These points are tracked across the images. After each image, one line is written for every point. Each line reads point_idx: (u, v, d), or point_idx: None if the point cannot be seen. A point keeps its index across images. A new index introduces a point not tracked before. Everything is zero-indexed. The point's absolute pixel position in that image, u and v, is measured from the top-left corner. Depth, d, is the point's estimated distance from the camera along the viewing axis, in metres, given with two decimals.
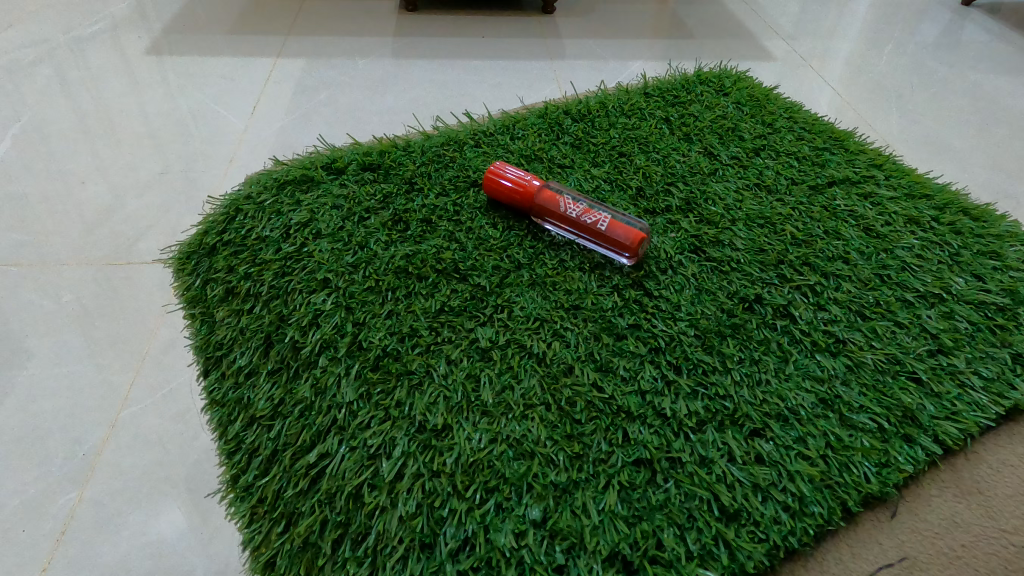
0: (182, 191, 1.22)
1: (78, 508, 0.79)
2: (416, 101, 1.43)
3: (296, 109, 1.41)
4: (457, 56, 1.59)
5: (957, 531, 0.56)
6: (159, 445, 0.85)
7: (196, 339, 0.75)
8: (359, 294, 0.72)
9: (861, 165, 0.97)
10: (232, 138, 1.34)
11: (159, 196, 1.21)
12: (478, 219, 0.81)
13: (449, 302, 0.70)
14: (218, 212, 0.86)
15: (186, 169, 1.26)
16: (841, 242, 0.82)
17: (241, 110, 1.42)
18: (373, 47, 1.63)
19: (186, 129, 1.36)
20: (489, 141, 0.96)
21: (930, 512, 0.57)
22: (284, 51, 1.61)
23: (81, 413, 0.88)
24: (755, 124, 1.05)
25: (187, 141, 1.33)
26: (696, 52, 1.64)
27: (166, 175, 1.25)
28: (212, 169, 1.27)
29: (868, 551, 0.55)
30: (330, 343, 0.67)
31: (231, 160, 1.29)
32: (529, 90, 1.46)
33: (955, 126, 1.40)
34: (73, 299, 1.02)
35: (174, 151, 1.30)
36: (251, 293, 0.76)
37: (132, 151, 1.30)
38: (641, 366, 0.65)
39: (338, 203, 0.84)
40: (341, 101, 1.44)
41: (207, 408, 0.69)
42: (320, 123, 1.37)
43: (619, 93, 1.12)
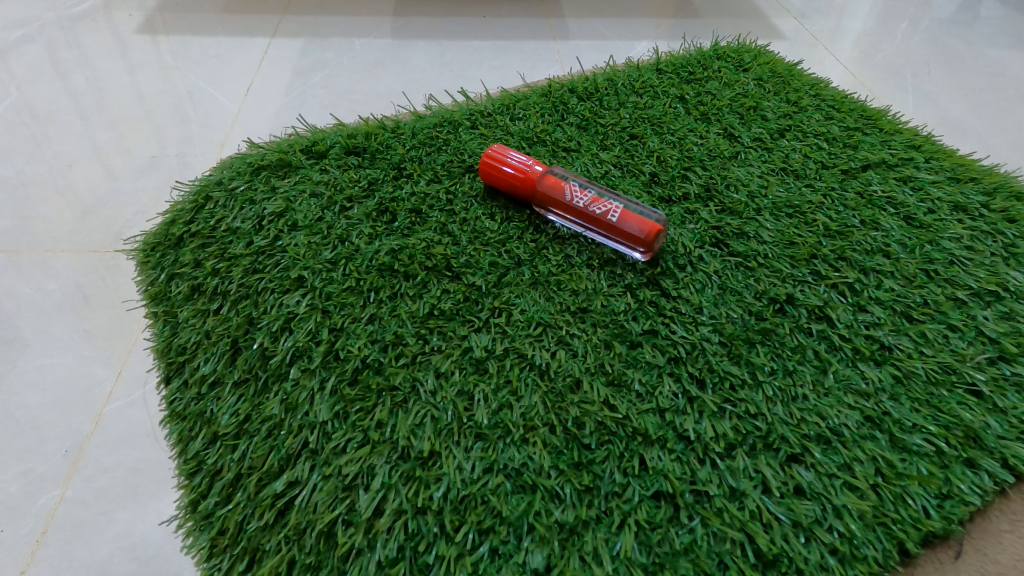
0: (173, 173, 1.13)
1: (60, 507, 0.69)
2: (414, 83, 1.34)
3: (293, 91, 1.32)
4: (456, 34, 1.49)
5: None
6: (145, 441, 0.74)
7: (160, 344, 0.67)
8: (337, 295, 0.63)
9: (897, 147, 0.87)
10: (226, 121, 1.25)
11: (151, 180, 1.11)
12: (474, 209, 0.72)
13: (439, 305, 0.61)
14: (186, 199, 0.78)
15: (180, 152, 1.17)
16: (880, 232, 0.73)
17: (234, 92, 1.32)
18: (370, 25, 1.54)
19: (180, 110, 1.27)
20: (487, 122, 0.87)
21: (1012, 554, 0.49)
22: (280, 29, 1.51)
23: (63, 406, 0.78)
24: (779, 102, 0.95)
25: (179, 123, 1.24)
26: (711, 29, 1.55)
27: (158, 158, 1.16)
28: (203, 152, 1.18)
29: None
30: (303, 351, 0.59)
31: (224, 143, 1.20)
32: (533, 70, 1.37)
33: (986, 105, 1.30)
34: (57, 285, 0.92)
35: (166, 133, 1.21)
36: (219, 292, 0.67)
37: (122, 134, 1.21)
38: (658, 379, 0.56)
39: (318, 189, 0.75)
40: (337, 82, 1.34)
41: (169, 422, 0.62)
42: (314, 105, 1.28)
43: (629, 69, 1.03)
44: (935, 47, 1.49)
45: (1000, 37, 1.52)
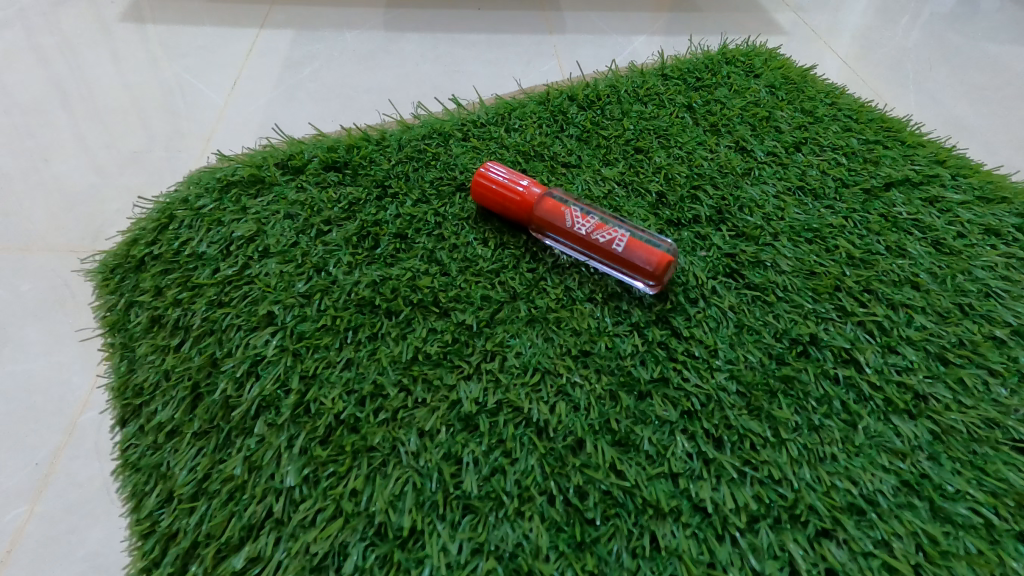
0: (156, 172, 1.01)
1: (27, 525, 0.61)
2: (405, 78, 1.22)
3: (281, 84, 1.19)
4: (452, 28, 1.37)
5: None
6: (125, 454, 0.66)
7: (115, 383, 0.60)
8: (310, 335, 0.56)
9: (921, 162, 0.81)
10: (212, 116, 1.12)
11: (134, 177, 1.00)
12: (464, 233, 0.66)
13: (424, 347, 0.54)
14: (148, 217, 0.71)
15: (163, 147, 1.05)
16: (908, 260, 0.67)
17: (222, 83, 1.19)
18: (363, 17, 1.38)
19: (166, 99, 1.15)
20: (480, 134, 0.80)
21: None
22: (269, 18, 1.34)
23: (35, 414, 0.69)
24: (793, 112, 0.89)
25: (163, 114, 1.11)
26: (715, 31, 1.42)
27: (141, 153, 1.04)
28: (184, 149, 1.05)
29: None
30: (270, 402, 0.52)
31: (209, 139, 1.08)
32: (529, 67, 1.28)
33: (1004, 106, 1.23)
34: (29, 283, 0.81)
35: (149, 125, 1.09)
36: (181, 325, 0.61)
37: (101, 124, 1.09)
38: (670, 437, 0.50)
39: (292, 210, 0.68)
40: (327, 76, 1.21)
41: (120, 472, 0.55)
42: (304, 101, 1.16)
43: (632, 74, 0.96)
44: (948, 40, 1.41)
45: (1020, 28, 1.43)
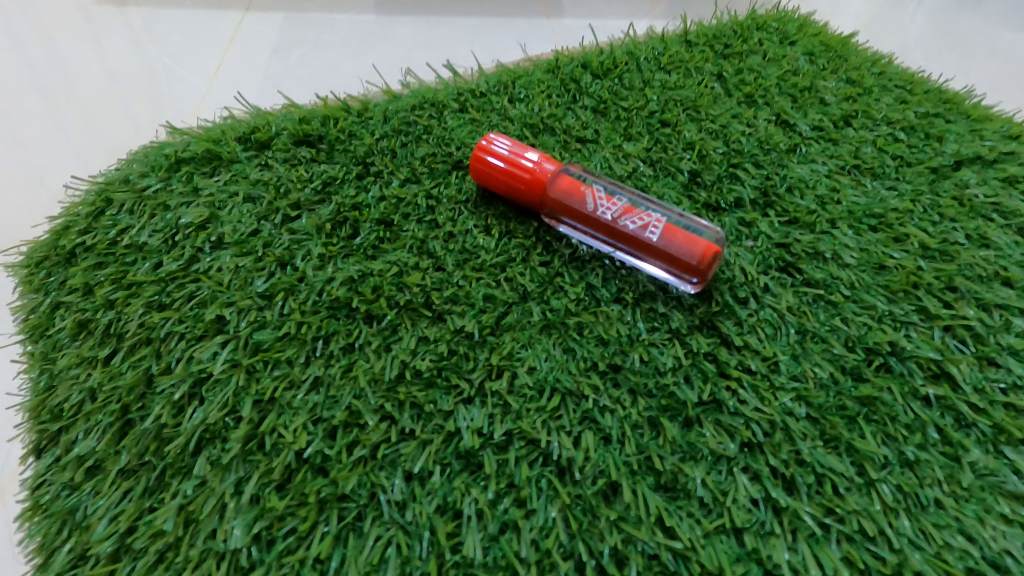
0: None
1: None
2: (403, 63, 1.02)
3: (268, 70, 1.00)
4: None
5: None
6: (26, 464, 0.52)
7: (31, 404, 0.48)
8: (269, 346, 0.44)
9: (993, 138, 0.69)
10: (194, 100, 0.97)
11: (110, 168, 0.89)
12: (463, 219, 0.54)
13: (413, 362, 0.43)
14: (82, 201, 0.59)
15: (144, 135, 0.93)
16: (993, 253, 0.56)
17: (204, 58, 1.02)
18: None
19: (140, 73, 0.99)
20: (479, 105, 0.68)
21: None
22: None
23: None
24: (838, 82, 0.77)
25: (138, 94, 0.97)
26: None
27: (120, 144, 0.92)
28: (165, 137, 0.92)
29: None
30: (216, 433, 0.41)
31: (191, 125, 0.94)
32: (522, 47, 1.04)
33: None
34: None
35: (126, 108, 0.95)
36: (112, 333, 0.49)
37: (71, 108, 0.95)
38: (727, 479, 0.40)
39: (255, 192, 0.56)
40: (314, 58, 1.02)
41: (27, 516, 0.43)
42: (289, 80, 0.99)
43: (651, 40, 0.84)
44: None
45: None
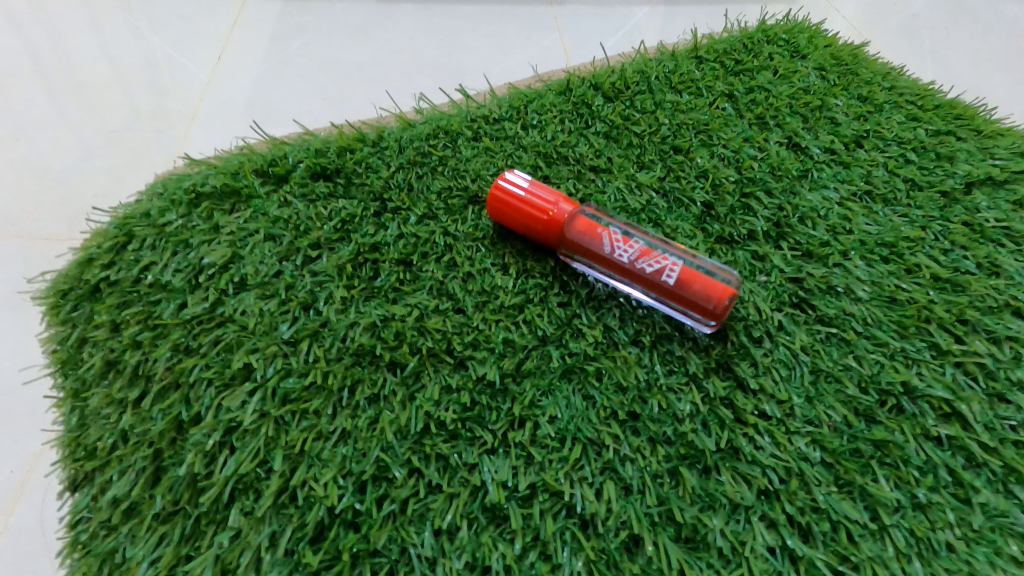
0: (136, 155, 0.91)
1: None
2: (403, 55, 1.02)
3: (269, 61, 1.01)
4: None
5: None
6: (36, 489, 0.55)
7: (65, 441, 0.49)
8: (297, 395, 0.46)
9: (1004, 156, 0.69)
10: (195, 90, 0.97)
11: (113, 158, 0.91)
12: (481, 257, 0.55)
13: (439, 412, 0.44)
14: (102, 232, 0.58)
15: (146, 125, 0.94)
16: (1004, 281, 0.57)
17: (206, 47, 1.02)
18: None
19: (141, 59, 1.00)
20: (493, 132, 0.69)
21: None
22: None
23: None
24: (849, 99, 0.77)
25: (140, 84, 0.98)
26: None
27: (121, 131, 0.93)
28: (168, 130, 0.94)
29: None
30: (248, 483, 0.43)
31: (193, 119, 0.95)
32: (528, 42, 1.05)
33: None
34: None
35: (127, 96, 0.96)
36: (141, 374, 0.50)
37: (74, 95, 0.96)
38: (745, 527, 0.42)
39: (275, 231, 0.56)
40: (318, 53, 1.02)
41: (67, 556, 0.45)
42: (290, 75, 0.99)
43: (661, 56, 0.84)
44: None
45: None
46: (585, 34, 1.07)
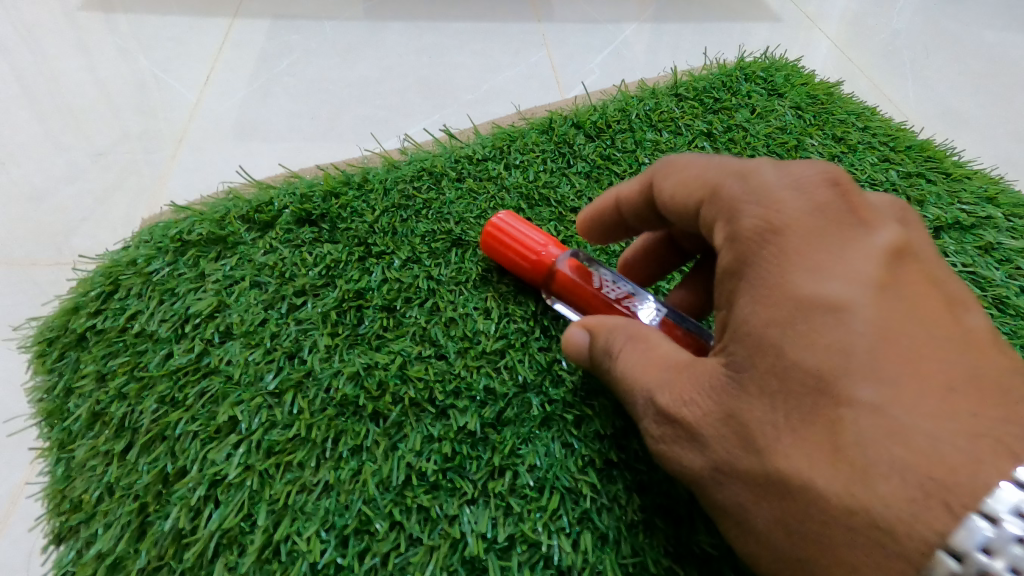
0: (125, 174, 0.87)
1: None
2: (390, 72, 1.05)
3: (256, 79, 1.02)
4: (441, 15, 1.17)
5: (772, 396, 0.36)
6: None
7: (50, 493, 0.50)
8: (281, 448, 0.47)
9: (969, 200, 0.71)
10: (185, 112, 0.96)
11: (101, 179, 0.86)
12: (463, 301, 0.56)
13: (420, 464, 0.46)
14: (89, 281, 0.60)
15: (134, 146, 0.91)
16: None
17: (193, 72, 1.03)
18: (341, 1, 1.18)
19: (130, 84, 1.00)
20: (477, 174, 0.70)
21: (699, 438, 0.38)
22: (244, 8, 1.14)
23: None
24: (823, 140, 0.79)
25: (129, 107, 0.96)
26: (695, 28, 1.19)
27: (107, 151, 0.90)
28: (157, 150, 0.91)
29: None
30: (234, 537, 0.44)
31: (182, 139, 0.93)
32: (515, 59, 1.09)
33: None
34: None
35: (116, 118, 0.94)
36: (126, 426, 0.50)
37: (59, 116, 0.94)
38: None
39: (261, 278, 0.57)
40: (307, 70, 1.04)
41: None
42: (281, 96, 1.00)
43: (642, 93, 0.86)
44: (968, 37, 1.22)
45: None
46: (571, 55, 1.11)
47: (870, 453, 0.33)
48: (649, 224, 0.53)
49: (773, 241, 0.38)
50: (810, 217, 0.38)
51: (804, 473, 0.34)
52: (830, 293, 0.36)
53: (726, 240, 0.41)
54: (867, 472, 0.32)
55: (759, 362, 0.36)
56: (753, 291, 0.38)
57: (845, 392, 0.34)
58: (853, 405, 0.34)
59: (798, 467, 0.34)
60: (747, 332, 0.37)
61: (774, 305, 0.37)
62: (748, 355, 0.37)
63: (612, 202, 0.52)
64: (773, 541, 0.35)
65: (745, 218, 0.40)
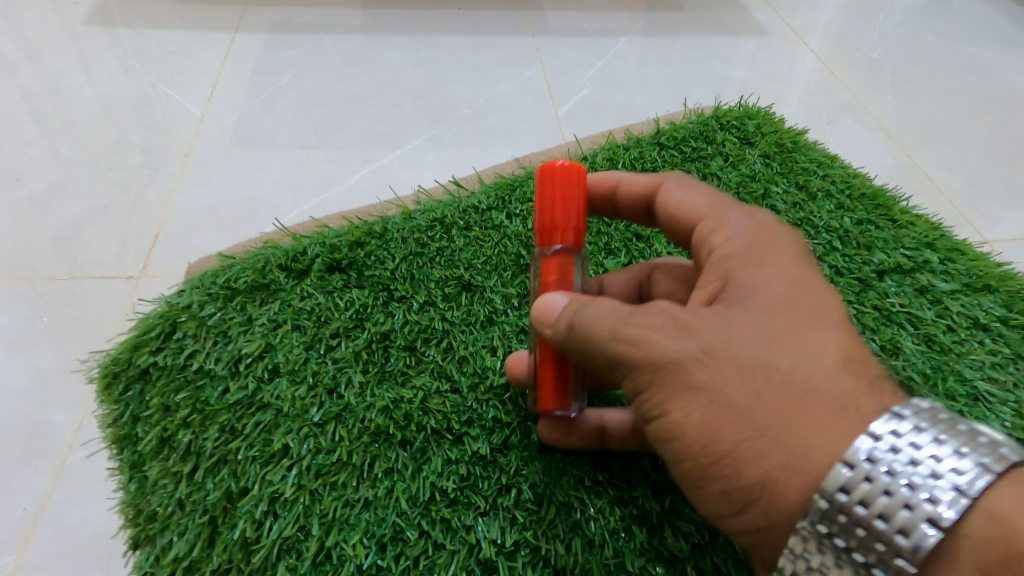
0: (123, 189, 0.96)
1: None
2: (388, 85, 1.16)
3: (257, 93, 1.12)
4: (433, 29, 1.29)
5: (770, 314, 0.42)
6: (95, 538, 0.64)
7: (127, 508, 0.59)
8: (327, 471, 0.57)
9: (911, 246, 0.82)
10: (189, 126, 1.06)
11: (100, 195, 0.95)
12: (473, 340, 0.66)
13: (441, 483, 0.56)
14: (148, 321, 0.69)
15: (138, 163, 0.99)
16: (901, 361, 0.69)
17: (198, 88, 1.12)
18: (339, 18, 1.29)
19: (133, 104, 1.08)
20: (481, 222, 0.80)
21: (694, 329, 0.41)
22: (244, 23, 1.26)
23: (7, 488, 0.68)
24: (787, 187, 0.89)
25: (135, 128, 1.04)
26: (678, 58, 1.29)
27: (112, 169, 0.98)
28: (161, 165, 0.99)
29: (779, 512, 0.38)
30: (292, 545, 0.54)
31: (187, 154, 1.01)
32: (511, 72, 1.20)
33: (1012, 162, 1.15)
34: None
35: (120, 137, 1.03)
36: (192, 451, 0.60)
37: (69, 141, 1.02)
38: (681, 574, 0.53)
39: (299, 321, 0.67)
40: (307, 83, 1.15)
41: None
42: (284, 111, 1.09)
43: (628, 141, 0.96)
44: (932, 65, 1.33)
45: (977, 38, 1.42)
46: (565, 67, 1.23)
47: (849, 362, 0.40)
48: (634, 215, 0.60)
49: (773, 237, 0.47)
50: (793, 237, 0.49)
51: (797, 364, 0.39)
52: (814, 277, 0.45)
53: (722, 234, 0.49)
54: (845, 379, 0.39)
55: (759, 298, 0.42)
56: (754, 257, 0.45)
57: (825, 330, 0.41)
58: (834, 340, 0.41)
59: (792, 360, 0.39)
60: (750, 272, 0.44)
61: (775, 262, 0.45)
62: (748, 290, 0.43)
63: (613, 184, 0.59)
64: (749, 412, 0.38)
65: (749, 221, 0.49)
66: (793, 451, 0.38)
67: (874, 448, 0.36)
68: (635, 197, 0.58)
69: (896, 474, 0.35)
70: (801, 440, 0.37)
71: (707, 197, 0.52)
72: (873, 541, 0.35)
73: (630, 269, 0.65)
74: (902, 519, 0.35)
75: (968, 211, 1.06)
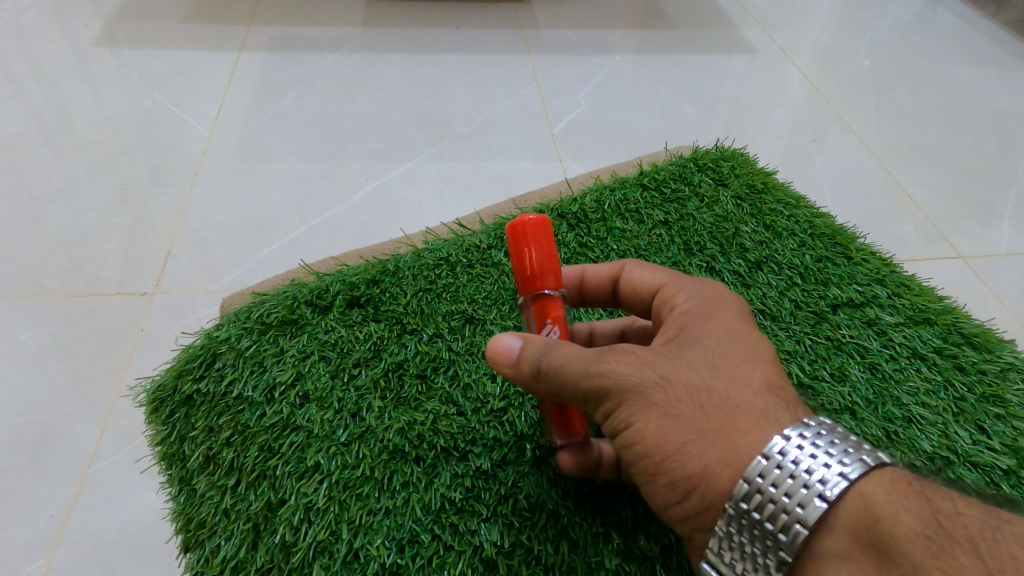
0: (143, 207, 1.05)
1: None
2: (391, 103, 1.27)
3: (262, 113, 1.23)
4: (431, 50, 1.41)
5: (712, 352, 0.53)
6: (135, 542, 0.73)
7: (178, 516, 0.69)
8: (353, 484, 0.67)
9: (863, 281, 0.92)
10: (196, 146, 1.16)
11: (122, 215, 1.04)
12: (476, 369, 0.77)
13: (450, 494, 0.66)
14: (191, 351, 0.79)
15: (149, 181, 1.09)
16: (847, 387, 0.79)
17: (205, 107, 1.23)
18: (339, 40, 1.42)
19: (143, 126, 1.19)
20: (481, 259, 0.90)
21: (652, 361, 0.51)
22: (248, 43, 1.39)
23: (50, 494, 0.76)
24: (755, 227, 1.00)
25: (142, 153, 1.14)
26: (666, 85, 1.39)
27: (129, 190, 1.08)
28: (171, 185, 1.09)
29: (714, 497, 0.48)
30: (325, 547, 0.64)
31: (197, 172, 1.12)
32: (507, 90, 1.32)
33: (973, 179, 1.25)
34: (31, 338, 0.89)
35: (131, 159, 1.13)
36: (235, 466, 0.70)
37: (87, 168, 1.11)
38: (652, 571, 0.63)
39: (324, 352, 0.78)
40: (311, 104, 1.26)
41: None
42: (289, 130, 1.20)
43: (614, 181, 1.07)
44: (901, 91, 1.44)
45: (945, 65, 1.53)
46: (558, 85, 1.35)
47: (772, 386, 0.51)
48: (600, 298, 0.71)
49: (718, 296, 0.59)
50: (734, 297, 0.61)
51: (731, 387, 0.50)
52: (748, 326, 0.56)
53: (680, 295, 0.61)
54: (767, 399, 0.50)
55: (704, 341, 0.54)
56: (702, 311, 0.57)
57: (754, 364, 0.52)
58: (760, 372, 0.52)
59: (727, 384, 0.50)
60: (698, 323, 0.56)
61: (718, 314, 0.57)
62: (695, 335, 0.54)
63: (579, 274, 0.70)
64: (694, 422, 0.49)
65: (700, 285, 0.61)
66: (727, 449, 0.48)
67: (786, 444, 0.46)
68: (601, 281, 0.69)
69: (799, 462, 0.45)
70: (733, 442, 0.48)
71: (665, 273, 0.65)
72: (779, 512, 0.45)
73: (615, 320, 0.77)
74: (801, 495, 0.45)
75: (941, 224, 1.15)
